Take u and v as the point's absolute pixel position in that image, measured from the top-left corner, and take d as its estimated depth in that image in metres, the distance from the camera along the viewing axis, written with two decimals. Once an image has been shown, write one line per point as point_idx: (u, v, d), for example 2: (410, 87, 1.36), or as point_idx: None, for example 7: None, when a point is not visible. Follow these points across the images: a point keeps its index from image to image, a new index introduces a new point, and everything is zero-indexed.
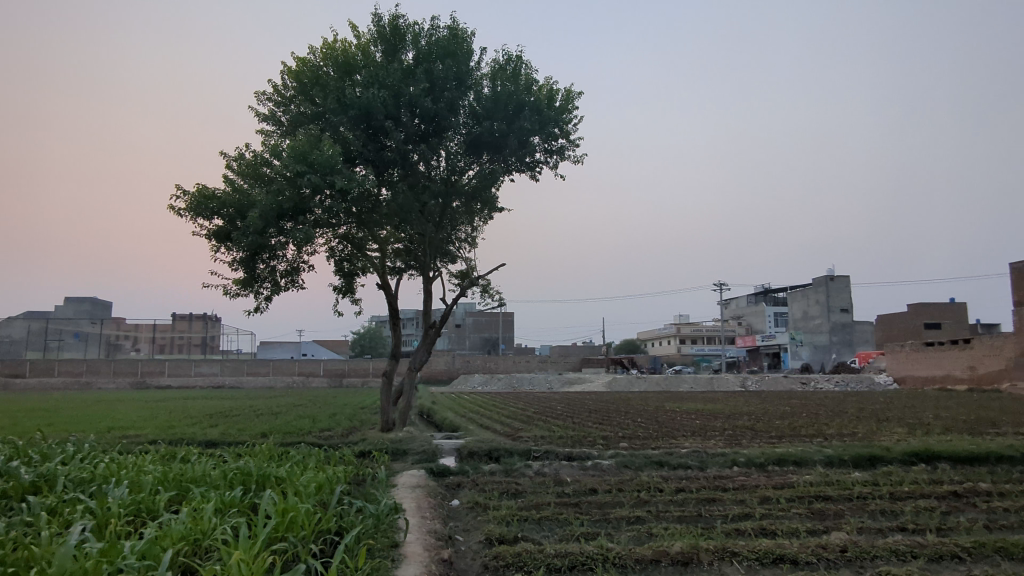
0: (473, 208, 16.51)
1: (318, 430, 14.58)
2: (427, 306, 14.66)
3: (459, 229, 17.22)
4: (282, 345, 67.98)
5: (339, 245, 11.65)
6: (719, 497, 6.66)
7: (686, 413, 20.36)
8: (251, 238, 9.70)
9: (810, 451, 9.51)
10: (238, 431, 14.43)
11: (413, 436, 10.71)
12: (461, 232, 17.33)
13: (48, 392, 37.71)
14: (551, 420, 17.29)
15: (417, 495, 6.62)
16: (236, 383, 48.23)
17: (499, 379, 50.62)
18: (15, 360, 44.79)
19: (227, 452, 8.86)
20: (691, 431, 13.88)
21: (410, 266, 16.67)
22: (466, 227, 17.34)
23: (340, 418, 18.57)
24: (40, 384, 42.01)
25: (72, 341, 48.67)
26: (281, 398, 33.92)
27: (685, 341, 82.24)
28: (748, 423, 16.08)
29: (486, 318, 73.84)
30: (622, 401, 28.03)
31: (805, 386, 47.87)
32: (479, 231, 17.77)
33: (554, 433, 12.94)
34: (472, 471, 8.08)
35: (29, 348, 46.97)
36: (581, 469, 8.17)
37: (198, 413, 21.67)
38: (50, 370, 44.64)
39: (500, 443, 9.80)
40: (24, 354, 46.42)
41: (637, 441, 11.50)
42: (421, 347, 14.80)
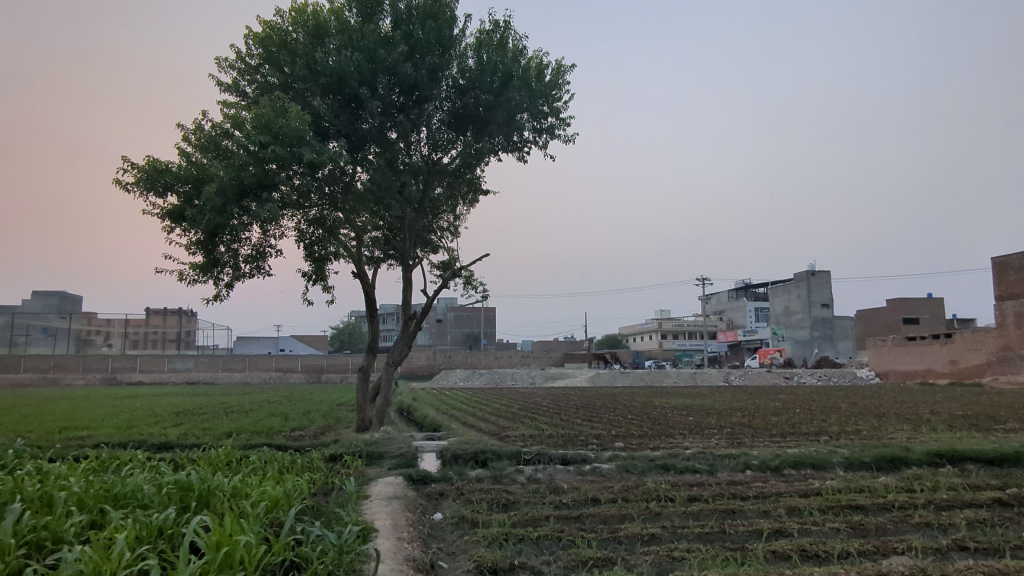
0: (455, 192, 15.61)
1: (289, 430, 13.58)
2: (406, 298, 13.71)
3: (440, 217, 16.29)
4: (259, 340, 66.29)
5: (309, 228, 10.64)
6: (738, 509, 5.85)
7: (676, 409, 19.68)
8: (211, 218, 8.65)
9: (825, 451, 8.76)
10: (200, 432, 13.36)
11: (389, 437, 9.77)
12: (443, 220, 16.41)
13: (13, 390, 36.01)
14: (538, 417, 16.47)
15: (393, 509, 5.72)
16: (210, 379, 46.74)
17: (481, 374, 49.71)
18: None
19: (178, 458, 7.87)
20: (687, 429, 13.12)
21: (389, 254, 15.71)
22: (447, 215, 16.43)
23: (313, 416, 17.55)
24: (4, 380, 40.25)
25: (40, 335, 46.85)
26: (256, 394, 32.71)
27: (667, 336, 82.05)
28: (744, 419, 15.39)
29: (467, 313, 72.77)
30: (609, 397, 27.30)
31: (788, 381, 47.69)
32: (461, 219, 16.87)
33: (543, 432, 12.08)
34: (456, 478, 7.17)
35: None
36: (579, 475, 7.32)
37: (162, 411, 20.44)
38: (15, 367, 42.77)
39: (487, 444, 8.91)
40: None
41: (633, 441, 10.69)
42: (400, 342, 13.84)
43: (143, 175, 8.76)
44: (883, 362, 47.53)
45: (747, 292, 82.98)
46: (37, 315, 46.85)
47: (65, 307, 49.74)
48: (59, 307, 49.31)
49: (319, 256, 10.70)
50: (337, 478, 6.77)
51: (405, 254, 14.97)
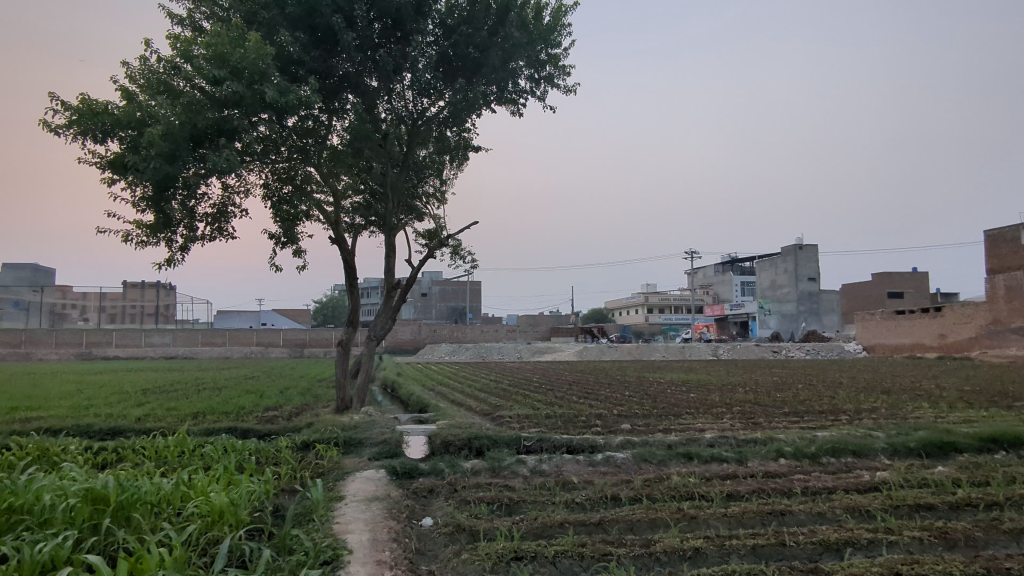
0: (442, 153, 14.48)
1: (261, 410, 12.50)
2: (389, 266, 12.54)
3: (425, 181, 15.05)
4: (239, 313, 64.57)
5: (276, 183, 9.47)
6: (787, 511, 4.92)
7: (674, 385, 18.80)
8: (163, 168, 7.41)
9: (860, 435, 7.85)
10: (164, 413, 12.24)
11: (371, 420, 8.75)
12: (428, 185, 15.19)
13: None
14: (531, 394, 15.51)
15: (375, 514, 4.72)
16: (189, 355, 45.34)
17: (467, 348, 48.81)
18: None
19: (123, 449, 6.80)
20: (692, 407, 12.27)
21: (370, 221, 14.51)
22: (433, 179, 15.20)
23: (291, 393, 16.52)
24: None
25: (12, 310, 43.82)
26: (236, 370, 31.61)
27: (654, 310, 81.48)
28: (749, 397, 14.52)
29: (452, 287, 71.53)
30: (601, 372, 26.42)
31: (776, 354, 47.31)
32: (448, 184, 15.65)
33: (539, 412, 11.14)
34: (449, 470, 6.18)
35: None
36: (590, 466, 6.37)
37: (130, 388, 19.22)
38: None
39: (482, 429, 7.91)
40: None
41: (640, 423, 9.78)
42: (383, 314, 12.66)
43: (77, 116, 7.46)
44: (870, 336, 47.22)
45: (733, 265, 82.36)
46: (7, 289, 43.50)
47: (37, 278, 47.54)
48: (32, 281, 46.14)
49: (288, 217, 9.51)
50: (305, 476, 5.73)
51: (389, 220, 13.77)
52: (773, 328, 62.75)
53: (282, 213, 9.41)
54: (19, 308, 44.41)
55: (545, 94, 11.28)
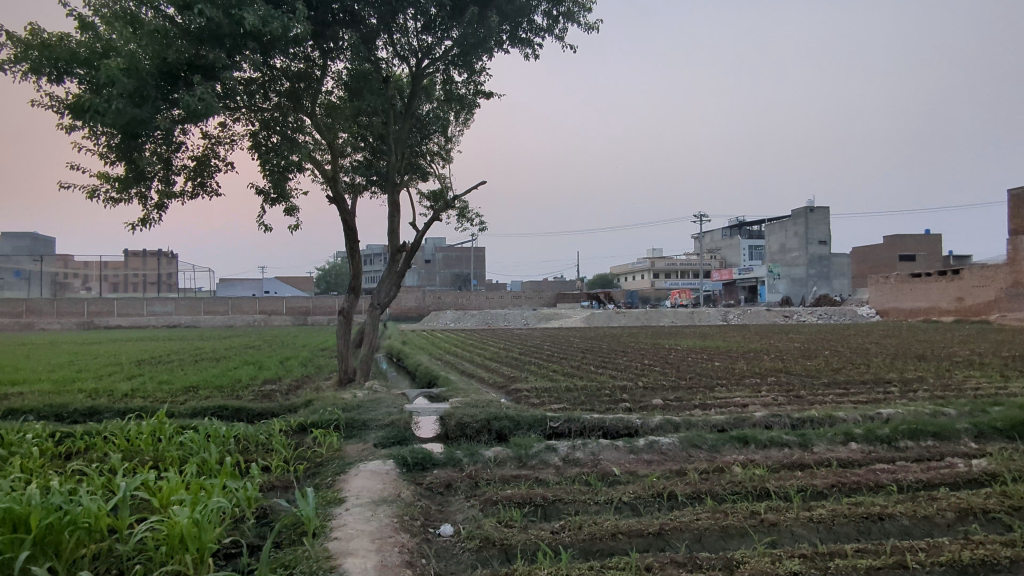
0: (449, 103, 13.40)
1: (259, 384, 11.72)
2: (393, 226, 11.54)
3: (429, 138, 13.97)
4: (241, 280, 63.63)
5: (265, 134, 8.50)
6: (885, 514, 4.05)
7: (693, 352, 17.96)
8: (129, 109, 6.40)
9: (928, 412, 6.95)
10: (156, 388, 11.47)
11: (377, 397, 7.91)
12: (432, 143, 14.10)
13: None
14: (546, 364, 14.68)
15: (385, 523, 3.84)
16: (191, 323, 44.69)
17: (473, 315, 48.00)
18: None
19: (92, 434, 5.96)
20: (721, 378, 11.39)
21: (372, 181, 13.45)
22: (438, 136, 14.11)
23: (292, 364, 15.74)
24: None
25: None
26: (237, 338, 30.99)
27: (660, 275, 80.24)
28: (778, 365, 13.64)
29: (455, 253, 70.41)
30: (612, 339, 25.57)
31: (787, 319, 46.36)
32: (454, 143, 14.56)
33: (558, 384, 10.28)
34: (469, 459, 5.32)
35: None
36: (631, 454, 5.50)
37: (125, 359, 18.46)
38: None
39: (501, 408, 7.03)
40: None
41: (672, 398, 8.92)
42: (387, 279, 11.70)
43: (25, 50, 6.43)
44: (883, 300, 46.17)
45: (740, 229, 80.73)
46: None
47: None
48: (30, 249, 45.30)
49: (278, 170, 8.51)
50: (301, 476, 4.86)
51: (392, 176, 12.68)
52: (782, 293, 61.41)
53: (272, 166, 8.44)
54: None
55: (564, 33, 10.04)
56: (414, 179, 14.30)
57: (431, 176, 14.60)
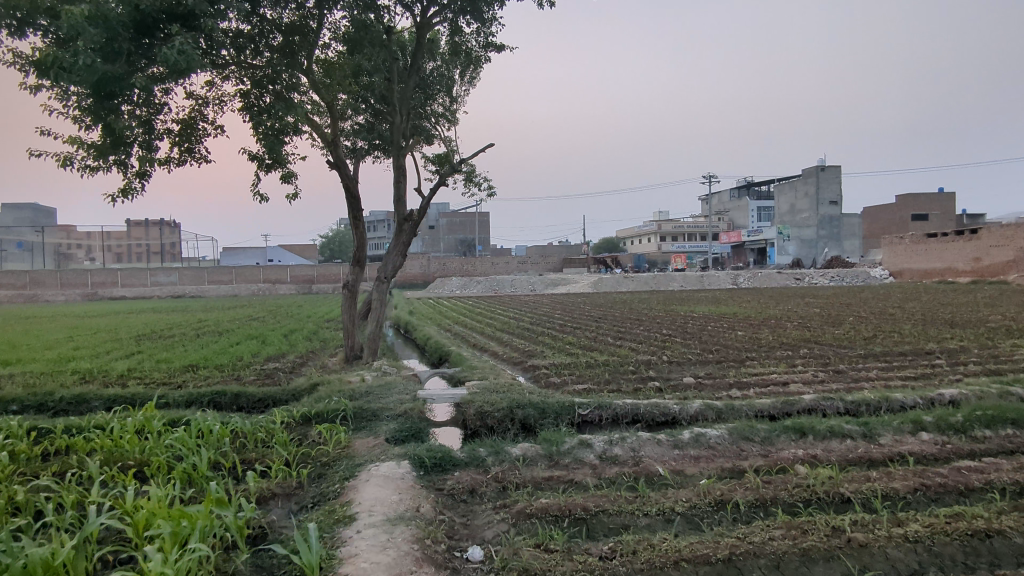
0: (454, 58, 12.53)
1: (261, 362, 11.19)
2: (399, 194, 10.78)
3: (433, 99, 13.10)
4: (245, 250, 63.03)
5: (255, 92, 7.74)
6: (993, 531, 3.44)
7: (710, 320, 17.34)
8: (100, 65, 5.64)
9: (994, 393, 6.31)
10: (155, 368, 10.96)
11: (387, 380, 7.32)
12: (436, 104, 13.24)
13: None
14: (560, 335, 14.09)
15: (405, 551, 3.24)
16: (196, 293, 44.22)
17: (478, 281, 47.35)
18: None
19: (73, 432, 5.38)
20: (749, 350, 10.77)
21: (375, 145, 12.65)
22: (442, 97, 13.25)
23: (297, 338, 15.19)
24: None
25: None
26: (241, 308, 30.47)
27: (667, 238, 79.14)
28: (804, 334, 13.01)
29: (460, 218, 69.38)
30: (624, 305, 24.96)
31: (798, 281, 45.53)
32: (459, 103, 13.69)
33: (578, 360, 9.69)
34: (494, 459, 4.73)
35: None
36: (676, 450, 4.90)
37: (126, 334, 17.98)
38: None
39: (524, 392, 6.42)
40: None
41: (703, 375, 8.32)
42: (394, 250, 10.97)
43: None
44: (896, 262, 45.20)
45: (749, 190, 79.30)
46: None
47: None
48: None
49: (273, 134, 7.74)
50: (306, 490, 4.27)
51: (395, 138, 11.86)
52: (792, 255, 60.21)
53: (265, 128, 7.67)
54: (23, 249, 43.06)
55: None
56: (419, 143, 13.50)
57: (437, 140, 13.78)
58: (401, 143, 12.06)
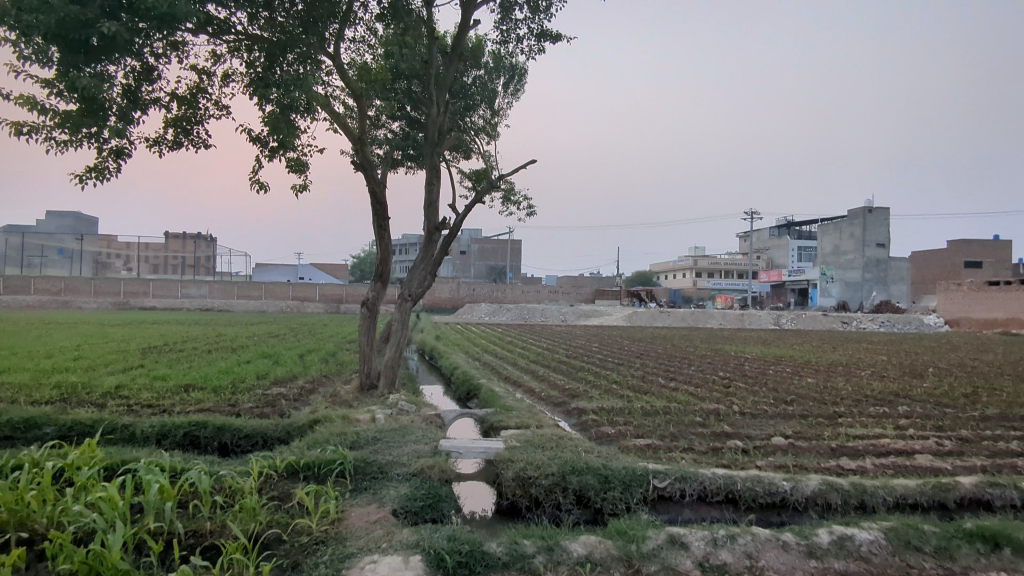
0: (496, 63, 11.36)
1: (265, 386, 9.87)
2: (429, 200, 9.48)
3: (473, 111, 11.89)
4: (278, 266, 62.85)
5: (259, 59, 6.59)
6: None
7: (768, 363, 15.52)
8: (59, 3, 4.64)
9: None
10: (147, 388, 9.68)
11: (403, 421, 5.88)
12: (475, 117, 12.04)
13: (14, 313, 32.85)
14: (602, 372, 12.51)
15: None
16: (224, 308, 43.68)
17: (508, 308, 45.93)
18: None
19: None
20: (833, 403, 9.03)
21: (409, 157, 11.62)
22: (483, 110, 12.07)
23: (313, 359, 13.89)
24: (14, 301, 37.56)
25: (56, 258, 42.37)
26: (265, 325, 29.47)
27: (703, 274, 76.82)
28: (889, 387, 11.16)
29: (492, 244, 68.29)
30: (665, 342, 23.18)
31: (845, 325, 43.00)
32: (499, 118, 12.51)
33: (632, 405, 8.12)
34: (545, 560, 3.21)
35: (7, 263, 40.99)
36: (814, 561, 3.32)
37: (135, 346, 16.87)
38: (25, 288, 39.12)
39: (578, 450, 4.89)
40: (2, 270, 40.38)
41: (793, 435, 6.67)
42: (420, 265, 9.62)
43: None
44: (952, 311, 42.26)
45: (790, 229, 76.87)
46: (51, 236, 42.25)
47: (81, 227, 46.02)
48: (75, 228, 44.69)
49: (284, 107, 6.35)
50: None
51: (432, 135, 10.39)
52: (837, 298, 57.53)
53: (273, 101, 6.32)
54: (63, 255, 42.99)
55: None
56: (454, 158, 12.45)
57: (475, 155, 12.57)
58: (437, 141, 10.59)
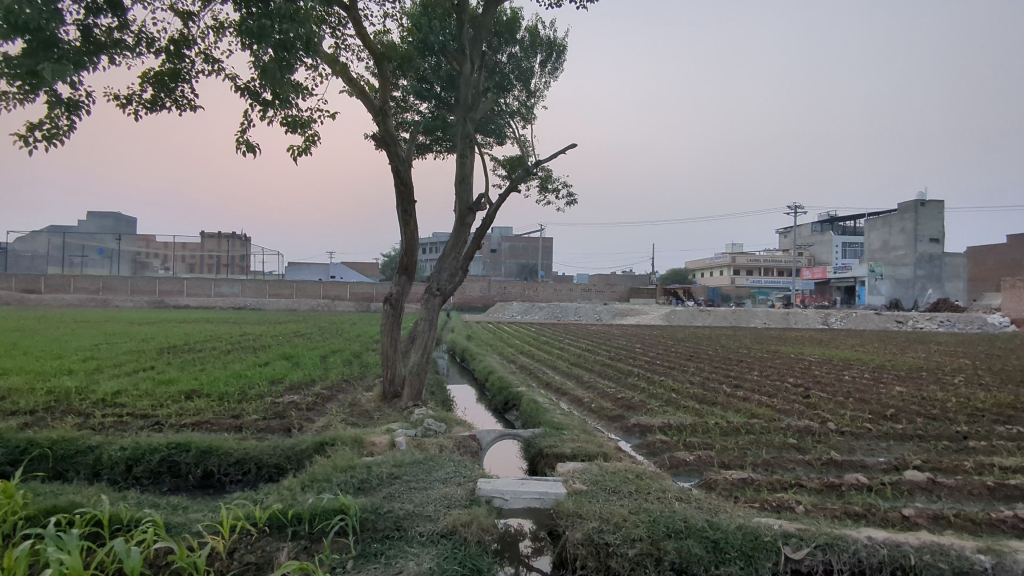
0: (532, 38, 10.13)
1: (278, 393, 8.73)
2: (461, 176, 8.18)
3: (507, 92, 10.55)
4: (309, 265, 62.57)
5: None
6: None
7: (837, 367, 13.87)
8: None
9: None
10: (147, 394, 8.63)
11: (431, 447, 4.63)
12: (509, 99, 10.69)
13: (49, 311, 32.59)
14: (657, 377, 11.09)
15: None
16: (257, 306, 43.23)
17: (540, 307, 44.49)
18: (29, 274, 38.98)
19: None
20: (947, 420, 7.45)
21: (438, 141, 10.32)
22: (517, 91, 10.71)
23: (335, 361, 12.74)
24: (53, 300, 37.47)
25: (95, 257, 42.32)
26: (291, 324, 28.58)
27: (741, 272, 74.17)
28: (994, 397, 9.52)
29: (522, 242, 66.92)
30: (712, 342, 21.56)
31: (900, 325, 40.39)
32: (536, 101, 11.16)
33: (705, 421, 6.73)
34: None
35: (48, 262, 41.09)
36: None
37: (152, 346, 15.96)
38: (65, 286, 39.10)
39: (668, 499, 3.53)
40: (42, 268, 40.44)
41: (926, 467, 5.22)
42: (451, 255, 8.33)
43: None
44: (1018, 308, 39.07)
45: (833, 224, 73.78)
46: (90, 235, 42.27)
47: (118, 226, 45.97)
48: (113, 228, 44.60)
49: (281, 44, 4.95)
50: None
51: (463, 98, 8.91)
52: (886, 296, 53.54)
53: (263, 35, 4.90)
54: (100, 254, 42.91)
55: None
56: (487, 145, 11.11)
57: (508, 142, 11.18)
58: (471, 105, 9.13)
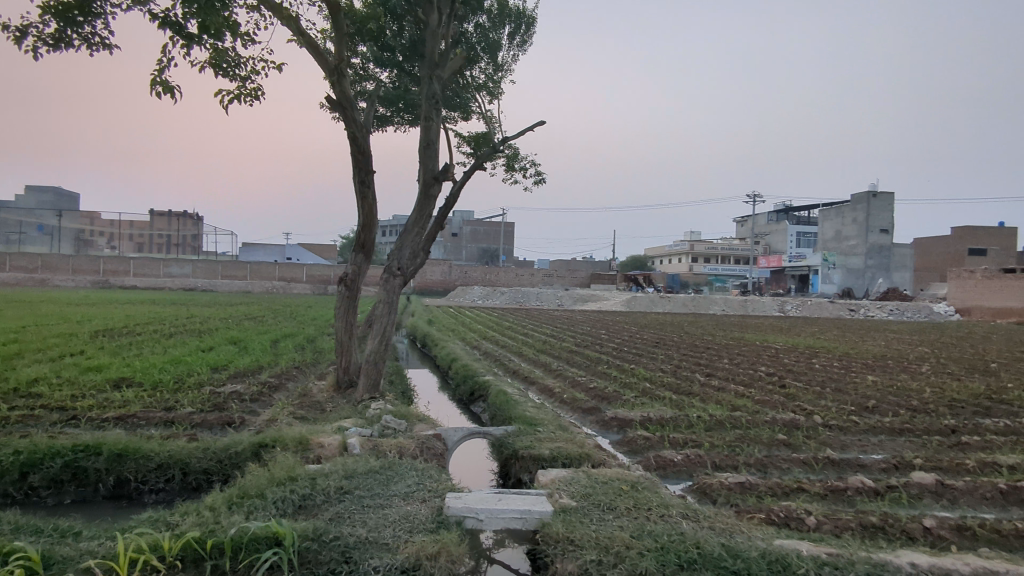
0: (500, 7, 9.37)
1: (220, 381, 7.93)
2: (425, 143, 7.46)
3: (473, 63, 9.78)
4: (263, 246, 60.42)
5: None
6: None
7: (804, 354, 13.71)
8: None
9: None
10: (69, 382, 7.71)
11: (389, 451, 3.99)
12: (476, 71, 9.94)
13: None
14: (628, 365, 10.63)
15: None
16: (208, 288, 41.39)
17: (502, 291, 43.90)
18: None
19: None
20: (931, 413, 7.16)
21: (400, 112, 9.51)
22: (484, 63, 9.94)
23: (286, 346, 11.90)
24: None
25: None
26: (242, 307, 27.26)
27: (700, 259, 75.02)
28: (966, 387, 9.37)
29: (484, 227, 66.01)
30: (675, 329, 21.36)
31: (853, 313, 41.30)
32: (504, 74, 10.42)
33: (686, 415, 6.26)
34: None
35: None
36: None
37: (86, 329, 14.73)
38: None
39: (673, 517, 2.98)
40: None
41: (929, 466, 4.83)
42: (413, 230, 7.62)
43: None
44: (962, 298, 40.42)
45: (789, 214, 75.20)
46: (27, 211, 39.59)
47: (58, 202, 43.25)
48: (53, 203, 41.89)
49: None
50: None
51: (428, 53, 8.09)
52: (838, 285, 55.84)
53: None
54: None
55: None
56: (451, 119, 10.35)
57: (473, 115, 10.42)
58: (436, 66, 8.34)
